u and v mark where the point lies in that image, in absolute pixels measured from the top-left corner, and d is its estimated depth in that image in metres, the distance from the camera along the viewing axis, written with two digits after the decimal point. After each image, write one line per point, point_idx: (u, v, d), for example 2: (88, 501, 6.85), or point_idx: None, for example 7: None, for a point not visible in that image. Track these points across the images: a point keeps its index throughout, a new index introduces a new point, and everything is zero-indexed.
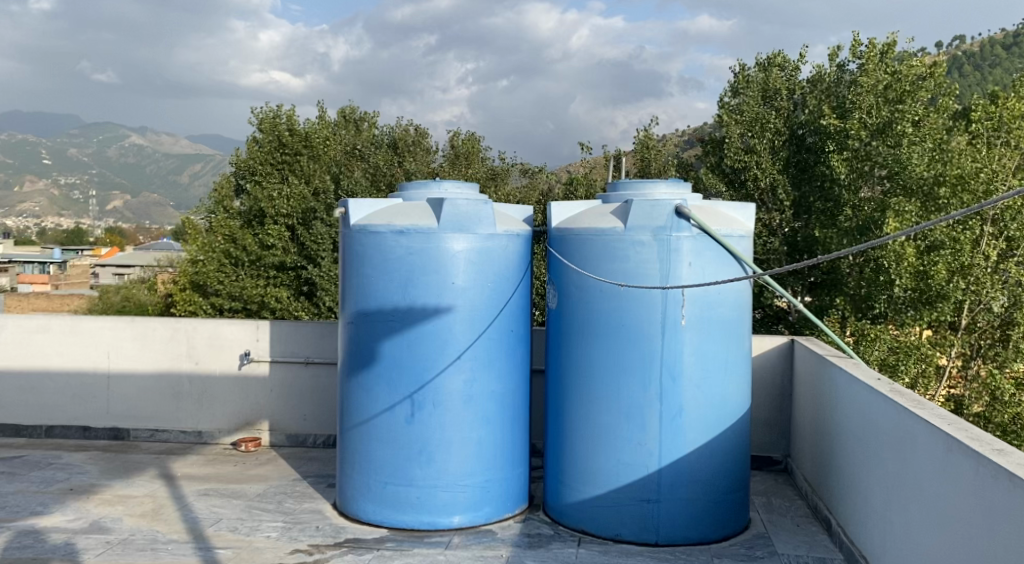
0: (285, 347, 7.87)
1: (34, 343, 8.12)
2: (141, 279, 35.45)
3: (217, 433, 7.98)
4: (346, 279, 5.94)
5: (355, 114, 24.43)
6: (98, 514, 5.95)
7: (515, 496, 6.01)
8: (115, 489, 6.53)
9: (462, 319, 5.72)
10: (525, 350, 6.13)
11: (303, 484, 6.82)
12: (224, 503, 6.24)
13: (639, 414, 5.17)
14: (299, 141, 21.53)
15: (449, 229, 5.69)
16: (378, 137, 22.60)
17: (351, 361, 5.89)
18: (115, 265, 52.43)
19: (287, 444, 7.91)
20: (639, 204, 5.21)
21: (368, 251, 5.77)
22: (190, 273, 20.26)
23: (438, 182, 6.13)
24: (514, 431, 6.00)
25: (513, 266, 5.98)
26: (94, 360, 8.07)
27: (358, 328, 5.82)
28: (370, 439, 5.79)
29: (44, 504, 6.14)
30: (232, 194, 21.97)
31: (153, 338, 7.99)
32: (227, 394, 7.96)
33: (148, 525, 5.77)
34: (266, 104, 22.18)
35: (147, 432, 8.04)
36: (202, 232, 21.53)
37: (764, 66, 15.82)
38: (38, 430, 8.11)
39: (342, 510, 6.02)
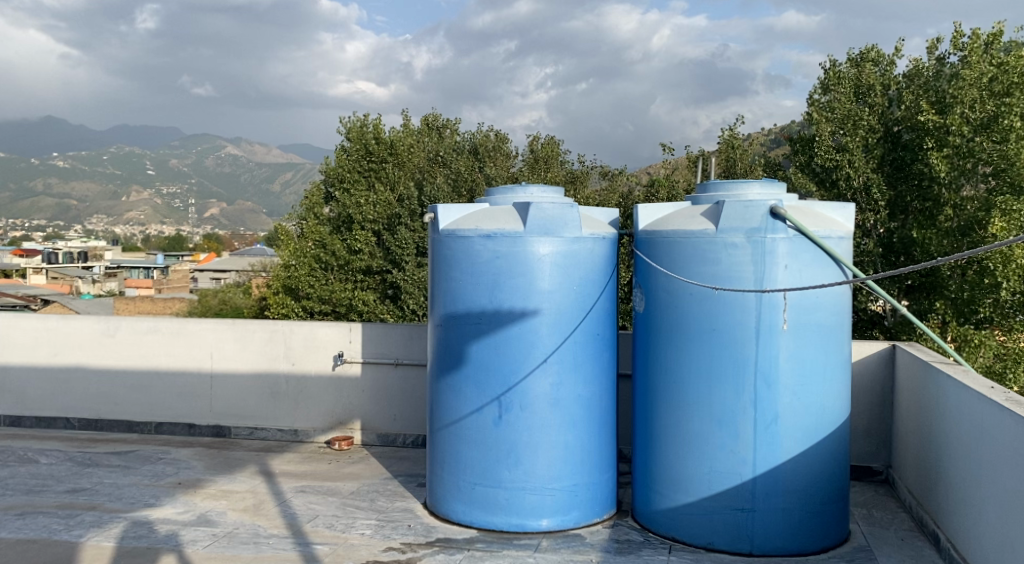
0: (375, 348, 8.05)
1: (145, 344, 8.55)
2: (236, 283, 36.93)
3: (312, 431, 8.23)
4: (435, 282, 6.05)
5: (438, 120, 24.70)
6: (204, 508, 6.22)
7: (604, 500, 6.00)
8: (218, 484, 6.81)
9: (549, 323, 5.74)
10: (612, 353, 6.11)
11: (394, 482, 6.96)
12: (320, 501, 6.43)
13: (730, 421, 5.09)
14: (384, 149, 22.12)
15: (536, 232, 5.72)
16: (460, 143, 22.87)
17: (439, 363, 6.00)
18: (213, 270, 54.69)
19: (378, 443, 8.09)
20: (732, 204, 5.13)
21: (456, 255, 5.86)
22: (282, 278, 20.92)
23: (523, 186, 6.17)
24: (603, 436, 5.98)
25: (600, 269, 5.97)
26: (198, 360, 8.44)
27: (446, 330, 5.92)
28: (459, 440, 5.87)
29: (156, 496, 6.46)
30: (322, 201, 22.65)
31: (252, 340, 8.30)
32: (322, 394, 8.19)
33: (250, 520, 5.99)
34: (353, 114, 22.88)
35: (247, 430, 8.35)
36: (294, 238, 22.27)
37: (856, 62, 15.28)
38: (148, 426, 8.53)
39: (433, 510, 6.12)
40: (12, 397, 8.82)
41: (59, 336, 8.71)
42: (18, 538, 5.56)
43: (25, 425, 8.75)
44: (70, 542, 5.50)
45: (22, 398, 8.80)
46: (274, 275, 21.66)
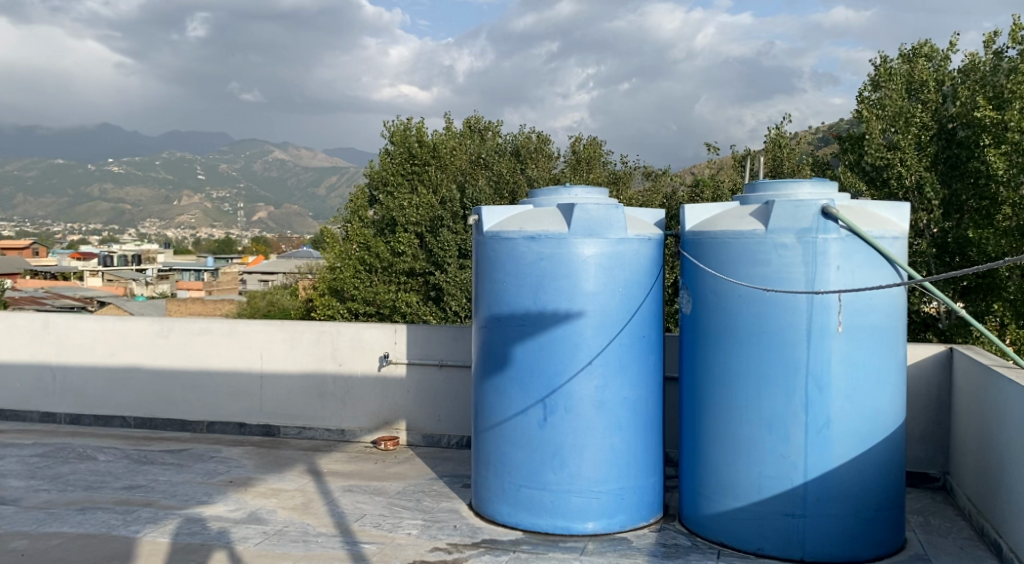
0: (420, 350, 8.11)
1: (197, 345, 8.73)
2: (284, 286, 37.50)
3: (359, 431, 8.31)
4: (479, 284, 6.07)
5: (481, 123, 24.74)
6: (254, 505, 6.32)
7: (650, 504, 5.96)
8: (268, 483, 6.92)
9: (594, 325, 5.71)
10: (658, 355, 6.06)
11: (439, 483, 7.00)
12: (367, 500, 6.49)
13: (779, 424, 5.02)
14: (427, 152, 22.28)
15: (581, 234, 5.71)
16: (502, 145, 22.91)
17: (484, 365, 6.01)
18: (261, 273, 55.62)
19: (423, 443, 8.14)
20: (782, 204, 5.05)
21: (501, 257, 5.87)
22: (328, 280, 21.15)
23: (567, 187, 6.18)
24: (649, 439, 5.94)
25: (645, 270, 5.93)
26: (249, 361, 8.58)
27: (491, 332, 5.93)
28: (504, 442, 5.88)
29: (209, 494, 6.58)
30: (366, 204, 22.90)
31: (301, 341, 8.42)
32: (368, 394, 8.27)
33: (299, 518, 6.08)
34: (397, 118, 23.10)
35: (296, 429, 8.46)
36: (339, 241, 22.54)
37: (909, 58, 14.98)
38: (200, 425, 8.70)
39: (479, 511, 6.14)
40: (71, 396, 9.07)
41: (116, 336, 8.94)
42: (77, 533, 5.71)
43: (84, 422, 8.99)
44: (127, 537, 5.63)
45: (80, 396, 9.04)
46: (320, 278, 21.93)
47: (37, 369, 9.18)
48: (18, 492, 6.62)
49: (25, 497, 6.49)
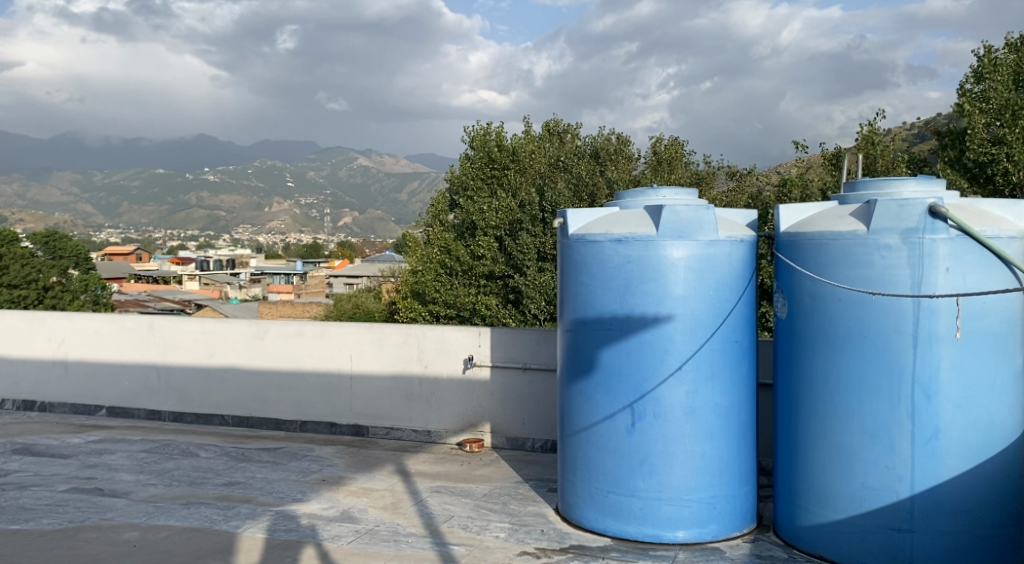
0: (505, 353, 8.12)
1: (290, 346, 8.97)
2: (368, 289, 38.25)
3: (445, 433, 8.36)
4: (566, 287, 6.05)
5: (559, 126, 24.34)
6: (347, 504, 6.44)
7: (743, 515, 5.81)
8: (358, 482, 7.04)
9: (683, 329, 5.60)
10: (751, 361, 5.91)
11: (525, 486, 6.99)
12: (454, 501, 6.53)
13: (883, 433, 4.82)
14: (507, 156, 22.35)
15: (670, 236, 5.61)
16: (581, 147, 22.82)
17: (571, 369, 5.98)
18: (346, 276, 56.92)
19: (507, 446, 8.14)
20: (885, 203, 4.84)
21: (587, 260, 5.84)
22: (410, 282, 21.38)
23: (656, 190, 6.11)
24: (742, 447, 5.79)
25: (738, 274, 5.80)
26: (339, 362, 8.77)
27: (577, 335, 5.90)
28: (592, 447, 5.82)
29: (303, 492, 6.74)
30: (447, 209, 23.12)
31: (388, 342, 8.55)
32: (454, 396, 8.34)
33: (389, 518, 6.16)
34: (477, 122, 23.26)
35: (384, 429, 8.59)
36: (421, 244, 22.83)
37: (1016, 47, 14.23)
38: (294, 424, 8.91)
39: (566, 516, 6.10)
40: (175, 394, 9.44)
41: (215, 337, 9.28)
42: (183, 526, 5.93)
43: (186, 420, 9.35)
44: (229, 531, 5.82)
45: (183, 394, 9.41)
46: (402, 281, 22.20)
47: (144, 368, 9.59)
48: (128, 485, 6.93)
49: (135, 490, 6.79)
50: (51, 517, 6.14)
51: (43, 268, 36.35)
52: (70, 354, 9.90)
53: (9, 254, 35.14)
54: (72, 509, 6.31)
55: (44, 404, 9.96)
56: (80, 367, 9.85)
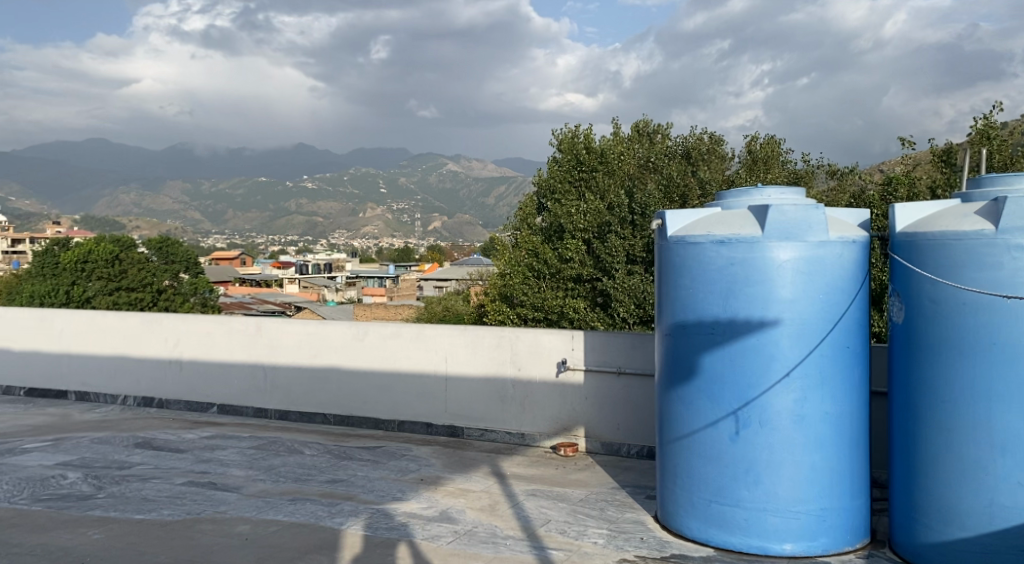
0: (599, 356, 8.02)
1: (388, 348, 9.11)
2: (457, 291, 38.71)
3: (539, 436, 8.33)
4: (664, 290, 5.92)
5: (649, 126, 24.02)
6: (445, 504, 6.47)
7: (856, 529, 5.57)
8: (456, 483, 7.07)
9: (790, 334, 5.40)
10: (863, 368, 5.65)
11: (622, 492, 6.88)
12: (551, 505, 6.48)
13: (1013, 447, 4.54)
14: (595, 158, 22.15)
15: (776, 237, 5.43)
16: (672, 147, 22.46)
17: (670, 374, 5.84)
18: (436, 279, 57.75)
19: (602, 451, 8.05)
20: (1016, 200, 4.56)
21: (687, 261, 5.70)
22: (498, 285, 21.28)
23: (759, 189, 5.92)
24: (854, 457, 5.55)
25: (849, 276, 5.56)
26: (435, 364, 8.85)
27: (677, 340, 5.76)
28: (693, 455, 5.66)
29: (402, 491, 6.82)
30: (535, 212, 23.06)
31: (482, 345, 8.58)
32: (547, 400, 8.29)
33: (487, 520, 6.15)
34: (565, 125, 23.15)
35: (478, 431, 8.62)
36: (509, 248, 22.84)
37: None
38: (392, 424, 9.06)
39: (666, 525, 5.96)
40: (280, 393, 9.73)
41: (317, 338, 9.51)
42: (290, 522, 6.08)
43: (290, 419, 9.62)
44: (334, 528, 5.93)
45: (287, 394, 9.68)
46: (490, 283, 22.18)
47: (251, 368, 9.92)
48: (239, 480, 7.16)
49: (245, 485, 7.00)
50: (170, 508, 6.40)
51: (156, 272, 38.20)
52: (185, 354, 10.33)
53: (128, 259, 36.76)
54: (189, 501, 6.56)
55: (161, 401, 10.44)
56: (193, 366, 10.26)
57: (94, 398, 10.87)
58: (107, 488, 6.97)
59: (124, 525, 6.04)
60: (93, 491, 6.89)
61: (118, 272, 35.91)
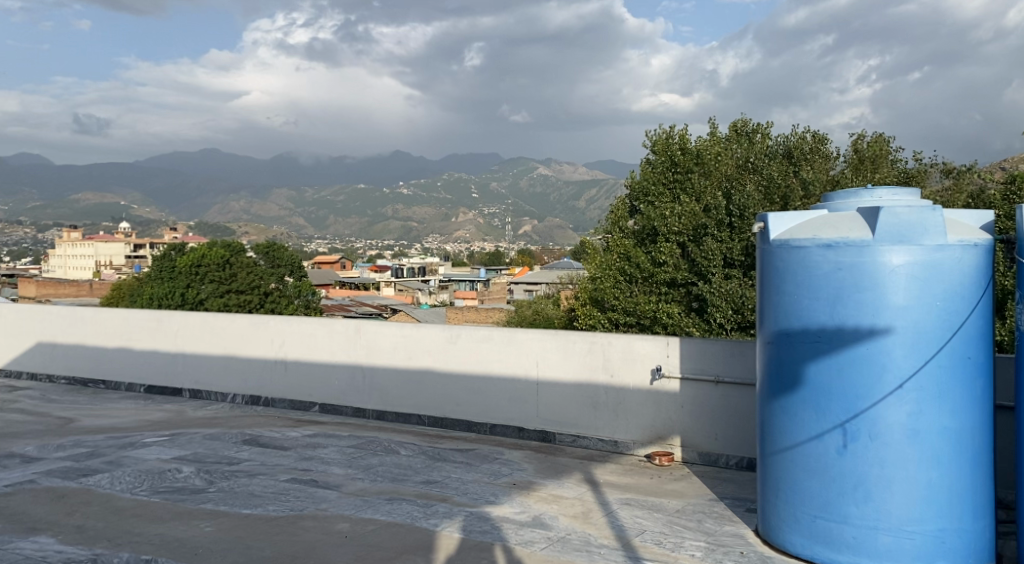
0: (695, 364, 7.79)
1: (480, 351, 9.11)
2: (548, 295, 38.64)
3: (633, 444, 8.16)
4: (766, 295, 5.68)
5: (747, 126, 23.38)
6: (539, 510, 6.40)
7: (977, 552, 5.20)
8: (549, 489, 6.99)
9: (904, 343, 5.07)
10: (987, 380, 5.27)
11: (720, 505, 6.65)
12: (646, 515, 6.31)
13: None
14: (691, 159, 21.72)
15: (888, 240, 5.13)
16: (772, 147, 21.79)
17: (772, 383, 5.60)
18: (527, 283, 57.86)
19: (699, 462, 7.81)
20: None
21: (792, 266, 5.45)
22: (589, 289, 20.94)
23: (870, 190, 5.62)
24: (975, 475, 5.18)
25: (970, 282, 5.19)
26: (526, 368, 8.80)
27: (779, 347, 5.52)
28: (797, 468, 5.40)
29: (496, 495, 6.78)
30: (627, 215, 22.72)
31: (574, 350, 8.47)
32: (641, 407, 8.11)
33: (581, 527, 6.04)
34: (659, 126, 22.81)
35: (570, 437, 8.51)
36: (601, 251, 22.57)
37: None
38: (484, 427, 9.05)
39: (767, 540, 5.71)
40: (377, 394, 9.87)
41: (413, 341, 9.60)
42: (387, 521, 6.12)
43: (387, 419, 9.75)
44: (429, 529, 5.94)
45: (383, 394, 9.81)
46: (580, 287, 21.90)
47: (350, 368, 10.10)
48: (338, 478, 7.27)
49: (344, 484, 7.11)
50: (275, 504, 6.55)
51: (263, 274, 39.19)
52: (289, 354, 10.61)
53: (238, 263, 38.18)
54: (292, 498, 6.70)
55: (267, 400, 10.76)
56: (296, 366, 10.54)
57: (206, 396, 11.31)
58: (217, 482, 7.20)
59: (232, 519, 6.22)
60: (204, 485, 7.13)
61: (229, 275, 37.38)
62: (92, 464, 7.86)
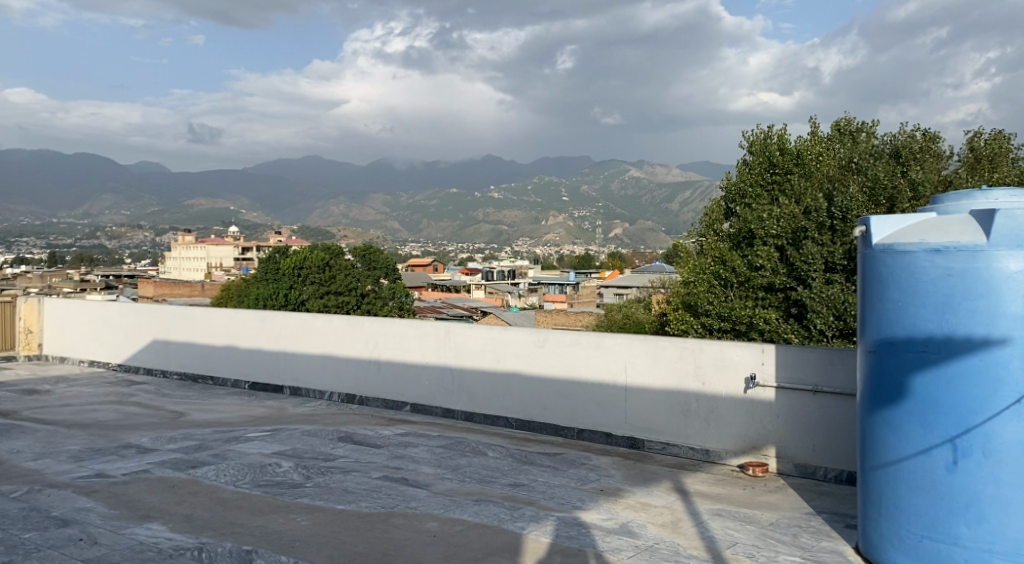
0: (792, 373, 7.50)
1: (568, 355, 9.04)
2: (639, 299, 38.16)
3: (725, 453, 7.93)
4: (868, 303, 5.41)
5: (851, 124, 22.47)
6: (627, 517, 6.29)
7: None
8: (638, 496, 6.86)
9: (1021, 354, 4.75)
10: None
11: (817, 519, 6.38)
12: (738, 527, 6.12)
13: None
14: (790, 160, 20.82)
15: (1004, 245, 4.83)
16: (878, 146, 20.90)
17: (874, 395, 5.31)
18: (618, 287, 57.38)
19: (795, 473, 7.52)
20: None
21: (896, 271, 5.18)
22: (681, 293, 20.47)
23: (985, 192, 5.25)
24: None
25: None
26: (615, 374, 8.67)
27: (882, 357, 5.24)
28: (902, 484, 5.11)
29: (583, 500, 6.70)
30: (722, 217, 22.18)
31: (663, 356, 8.31)
32: (734, 415, 7.87)
33: (670, 537, 5.90)
34: (757, 126, 22.16)
35: (659, 444, 8.34)
36: (695, 255, 22.08)
37: None
38: (572, 431, 8.99)
39: (869, 558, 5.44)
40: (466, 396, 9.93)
41: (501, 344, 9.60)
42: (475, 522, 6.13)
43: (476, 420, 9.80)
44: (516, 531, 5.91)
45: (472, 396, 9.87)
46: (672, 291, 21.32)
47: (440, 370, 10.20)
48: (428, 478, 7.34)
49: (434, 483, 7.17)
50: (367, 501, 6.66)
51: (360, 278, 40.24)
52: (383, 354, 10.80)
53: (337, 265, 39.16)
54: (383, 495, 6.80)
55: (361, 399, 10.98)
56: (389, 366, 10.72)
57: (305, 394, 11.64)
58: (313, 478, 7.38)
59: (327, 513, 6.35)
60: (302, 480, 7.32)
61: (328, 277, 38.41)
62: (200, 456, 8.19)
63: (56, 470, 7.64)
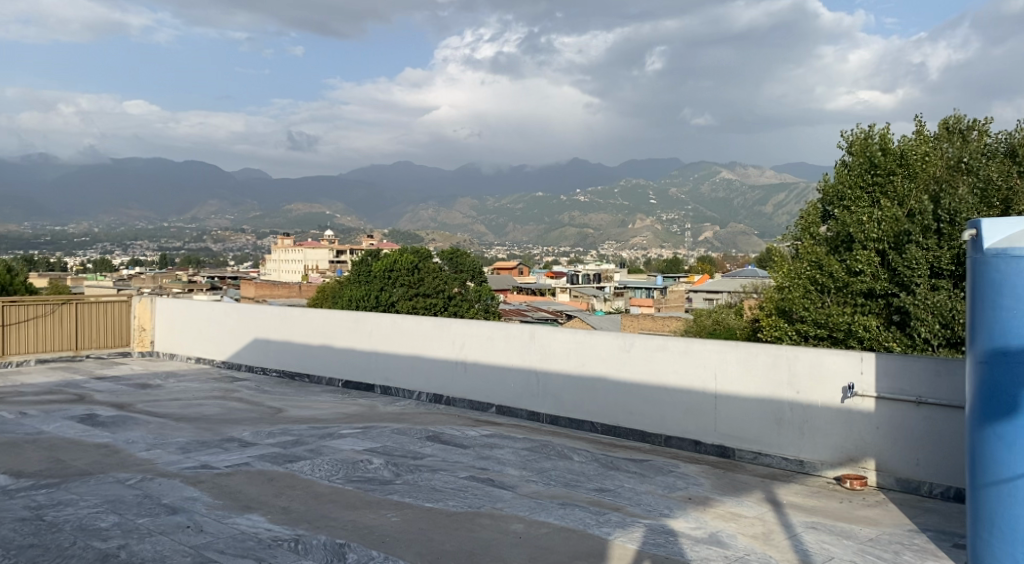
0: (893, 383, 7.19)
1: (655, 361, 8.91)
2: (729, 304, 37.43)
3: (821, 465, 7.66)
4: (976, 310, 5.13)
5: (960, 122, 21.37)
6: (715, 527, 6.14)
7: None
8: (727, 506, 6.69)
9: None
10: None
11: (920, 536, 6.08)
12: (834, 541, 5.88)
13: None
14: (893, 160, 19.84)
15: None
16: (989, 144, 19.85)
17: (983, 407, 5.03)
18: (708, 291, 56.42)
19: (896, 488, 7.19)
20: None
21: (1010, 278, 4.90)
22: (776, 299, 19.89)
23: None
24: None
25: None
26: (704, 380, 8.50)
27: (994, 369, 4.95)
28: (1016, 503, 4.84)
29: (671, 508, 6.58)
30: (819, 220, 21.42)
31: (755, 363, 8.09)
32: (830, 427, 7.60)
33: (761, 548, 5.73)
34: (857, 125, 21.27)
35: (751, 453, 8.13)
36: (789, 259, 21.41)
37: None
38: (659, 438, 8.85)
39: None
40: (552, 399, 9.90)
41: (587, 348, 9.53)
42: (562, 525, 6.10)
43: (562, 424, 9.77)
44: (601, 537, 5.85)
45: (558, 399, 9.84)
46: (766, 296, 20.82)
47: (525, 372, 10.22)
48: (515, 480, 7.35)
49: (520, 485, 7.17)
50: (455, 500, 6.71)
51: (449, 280, 40.77)
52: (469, 356, 10.89)
53: (427, 268, 39.75)
54: (470, 495, 6.85)
55: (448, 399, 11.11)
56: (475, 367, 10.80)
57: (395, 393, 11.85)
58: (402, 476, 7.50)
59: (415, 511, 6.44)
60: (391, 477, 7.45)
61: (418, 279, 39.02)
62: (296, 451, 8.44)
63: (165, 460, 8.01)
